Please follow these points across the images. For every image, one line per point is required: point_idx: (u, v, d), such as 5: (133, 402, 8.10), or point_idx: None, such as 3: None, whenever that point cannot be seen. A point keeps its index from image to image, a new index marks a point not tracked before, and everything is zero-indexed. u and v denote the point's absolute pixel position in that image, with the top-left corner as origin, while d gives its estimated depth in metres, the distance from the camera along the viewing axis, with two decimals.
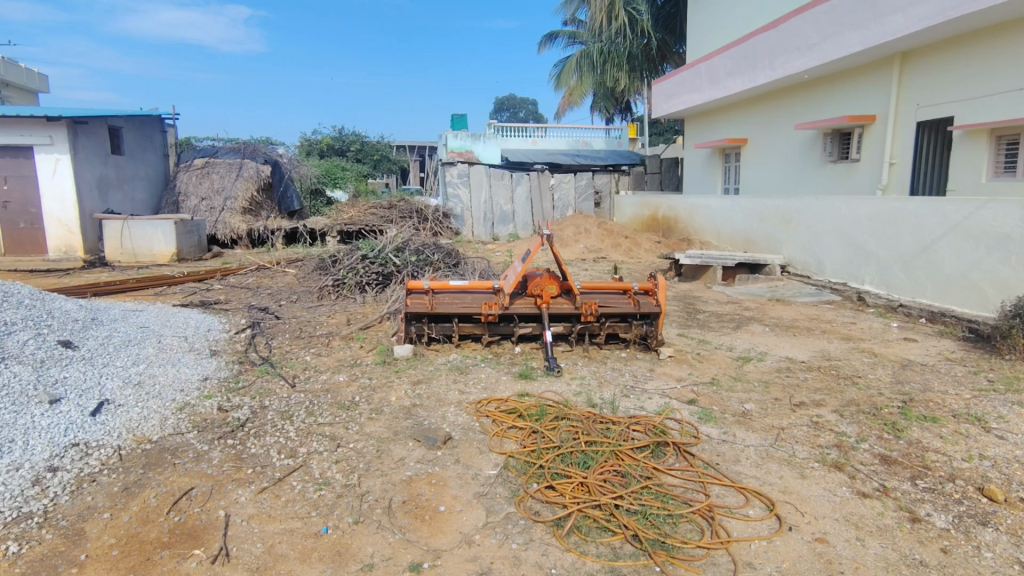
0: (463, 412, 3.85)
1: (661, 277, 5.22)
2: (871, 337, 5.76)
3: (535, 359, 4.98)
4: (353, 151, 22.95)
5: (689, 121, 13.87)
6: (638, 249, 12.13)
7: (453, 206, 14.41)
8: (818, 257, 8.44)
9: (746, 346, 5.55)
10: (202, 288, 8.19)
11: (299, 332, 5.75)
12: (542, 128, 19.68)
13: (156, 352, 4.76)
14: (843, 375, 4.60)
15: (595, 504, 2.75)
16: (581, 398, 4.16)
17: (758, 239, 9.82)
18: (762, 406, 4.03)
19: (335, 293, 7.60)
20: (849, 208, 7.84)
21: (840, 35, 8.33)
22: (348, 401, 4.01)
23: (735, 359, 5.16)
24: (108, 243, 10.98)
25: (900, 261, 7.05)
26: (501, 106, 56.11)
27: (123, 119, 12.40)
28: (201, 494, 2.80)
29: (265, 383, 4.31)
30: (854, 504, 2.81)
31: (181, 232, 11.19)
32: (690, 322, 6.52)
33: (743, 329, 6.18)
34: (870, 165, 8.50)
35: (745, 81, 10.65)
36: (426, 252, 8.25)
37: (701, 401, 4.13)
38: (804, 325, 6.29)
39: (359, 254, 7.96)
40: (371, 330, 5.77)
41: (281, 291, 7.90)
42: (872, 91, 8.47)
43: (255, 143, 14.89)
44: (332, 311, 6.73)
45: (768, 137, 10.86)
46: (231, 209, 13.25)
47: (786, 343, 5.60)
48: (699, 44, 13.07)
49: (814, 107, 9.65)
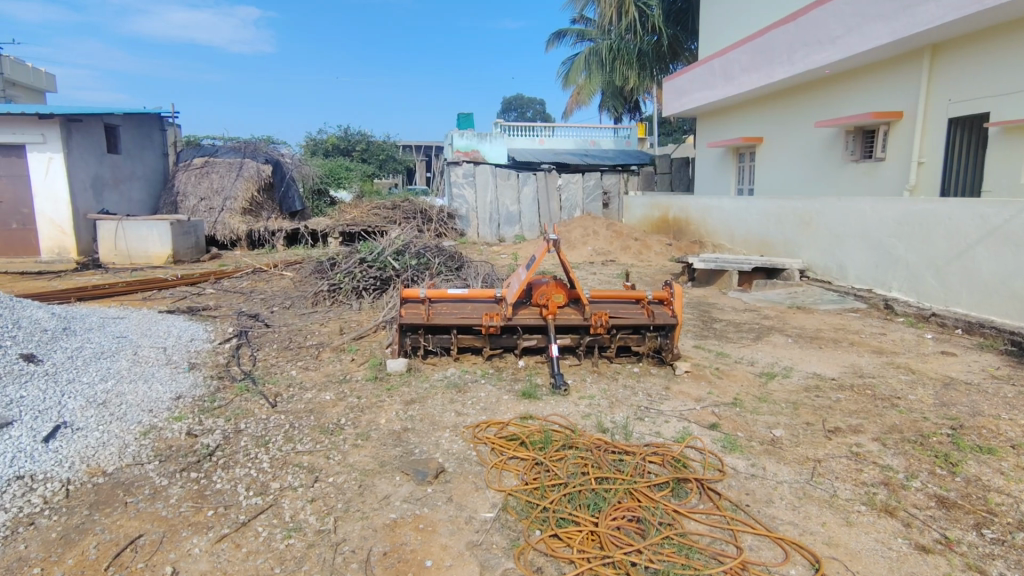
0: (459, 439, 3.46)
1: (677, 286, 4.82)
2: (905, 350, 5.30)
3: (540, 375, 4.57)
4: (358, 151, 22.66)
5: (702, 120, 13.45)
6: (649, 251, 11.67)
7: (458, 206, 14.04)
8: (840, 262, 7.99)
9: (769, 360, 5.12)
10: (194, 292, 7.85)
11: (288, 343, 5.37)
12: (551, 127, 19.26)
13: (129, 366, 4.39)
14: (880, 396, 4.16)
15: (608, 560, 2.35)
16: (591, 422, 3.76)
17: (774, 242, 9.37)
18: (793, 432, 3.59)
19: (331, 299, 7.23)
20: (874, 210, 7.38)
21: (865, 27, 7.86)
22: (332, 425, 3.62)
23: (758, 375, 4.74)
24: (102, 244, 10.68)
25: (931, 267, 6.59)
26: (509, 106, 55.77)
27: (120, 117, 12.10)
28: (149, 544, 2.42)
29: (243, 402, 3.90)
30: (914, 561, 2.39)
31: (177, 233, 10.89)
32: (707, 332, 6.08)
33: (763, 341, 5.75)
34: (897, 164, 8.04)
35: (762, 77, 10.19)
36: (428, 255, 7.88)
37: (724, 425, 3.71)
38: (829, 336, 5.85)
39: (357, 257, 7.59)
40: (365, 340, 5.39)
41: (275, 296, 7.56)
42: (898, 86, 8.01)
43: (256, 142, 14.57)
44: (327, 318, 6.36)
45: (785, 136, 10.41)
46: (230, 209, 12.94)
47: (812, 357, 5.16)
48: (713, 40, 12.63)
49: (835, 104, 9.17)
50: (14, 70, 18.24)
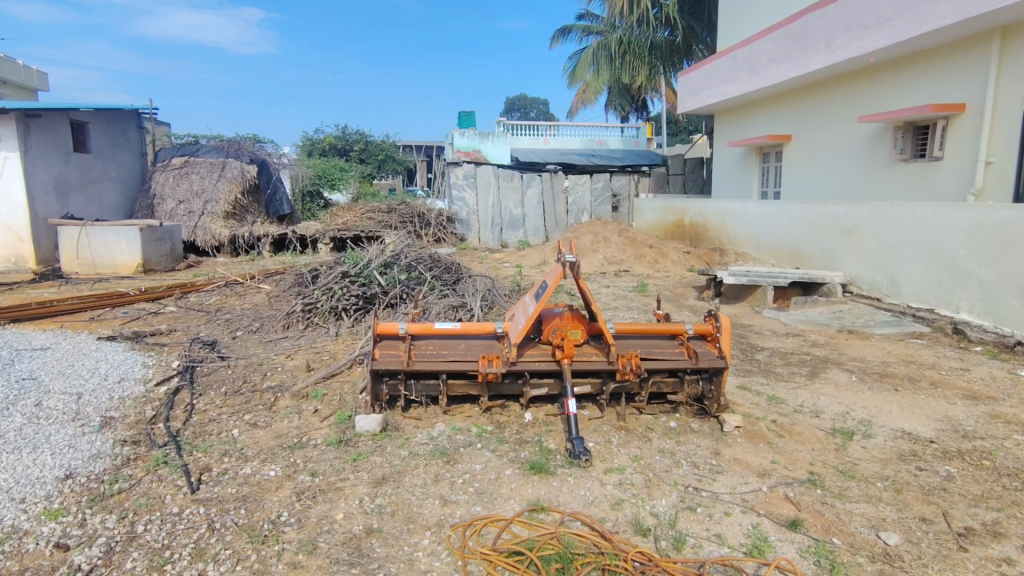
0: (442, 553, 2.45)
1: (724, 318, 3.85)
2: (1004, 396, 4.27)
3: (552, 435, 3.57)
4: (356, 151, 21.66)
5: (721, 117, 12.42)
6: (665, 260, 10.64)
7: (458, 209, 13.07)
8: (892, 276, 6.96)
9: (838, 410, 4.06)
10: (152, 310, 6.85)
11: (241, 384, 4.35)
12: (556, 126, 18.23)
13: (18, 427, 3.40)
14: (1006, 474, 3.13)
15: None
16: (627, 518, 2.74)
17: (809, 252, 8.33)
18: (911, 538, 2.58)
19: (305, 321, 6.19)
20: (938, 217, 6.35)
21: (923, 7, 6.81)
22: (268, 525, 2.59)
23: (831, 432, 3.70)
24: (63, 252, 9.70)
25: (1013, 285, 5.56)
26: (512, 106, 55.04)
27: (89, 113, 11.14)
28: None
29: (154, 485, 2.88)
30: None
31: (148, 240, 9.92)
32: (750, 367, 5.03)
33: (821, 379, 4.70)
34: (958, 165, 7.00)
35: (794, 68, 9.15)
36: (419, 269, 6.89)
37: (810, 523, 2.69)
38: (901, 373, 4.81)
39: (338, 271, 6.60)
40: (336, 381, 4.40)
41: (243, 316, 6.56)
42: (961, 74, 6.98)
43: (242, 141, 13.56)
44: (295, 347, 5.36)
45: (820, 133, 9.37)
46: (212, 213, 12.00)
47: (890, 405, 4.13)
48: (734, 31, 11.61)
49: (881, 96, 8.13)
50: (8, 69, 17.20)
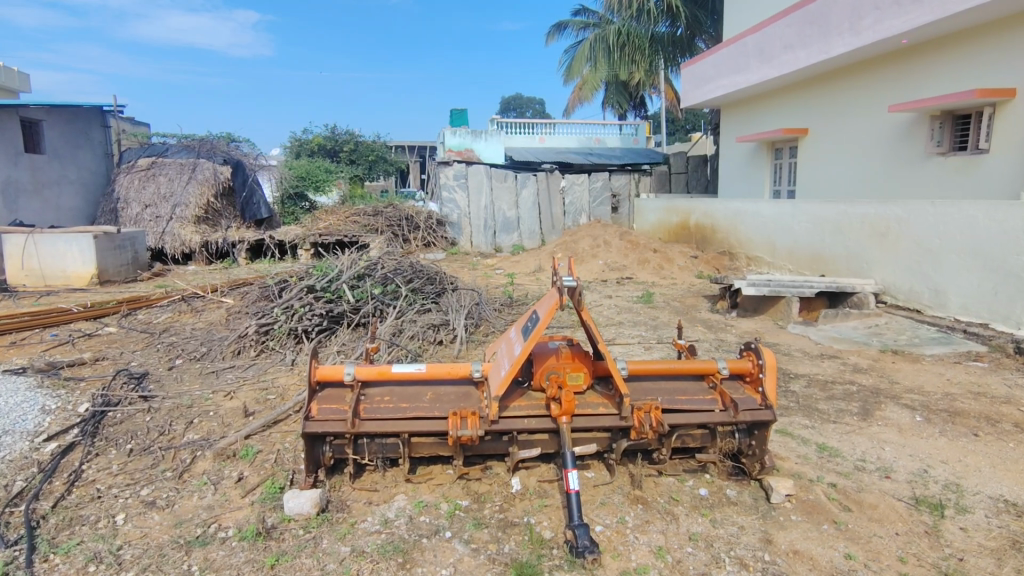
0: None
1: (766, 353, 2.97)
2: None
3: (547, 514, 2.68)
4: (345, 151, 20.66)
5: (729, 111, 11.57)
6: (671, 266, 9.76)
7: (448, 212, 12.16)
8: (933, 285, 6.10)
9: (912, 467, 3.18)
10: (88, 333, 5.93)
11: (155, 437, 3.44)
12: (552, 124, 17.37)
13: None
14: None
15: None
16: None
17: (833, 257, 7.47)
18: None
19: (259, 346, 5.25)
20: (990, 218, 5.49)
21: None
22: None
23: (914, 504, 2.82)
24: (9, 262, 8.80)
25: None
26: (509, 106, 54.28)
27: (44, 111, 10.36)
28: None
29: None
30: None
31: (104, 248, 9.02)
32: (788, 403, 4.13)
33: (878, 420, 3.82)
34: (1007, 158, 6.16)
35: (813, 53, 8.28)
36: (397, 280, 6.01)
37: None
38: (975, 412, 3.92)
39: (302, 284, 5.71)
40: (278, 431, 3.51)
41: (189, 338, 5.65)
42: (1010, 55, 6.12)
43: (215, 141, 12.63)
44: (238, 381, 4.45)
45: (842, 126, 8.52)
46: (181, 218, 11.07)
47: (977, 459, 3.24)
48: (742, 17, 10.74)
49: (914, 82, 7.28)
50: None
